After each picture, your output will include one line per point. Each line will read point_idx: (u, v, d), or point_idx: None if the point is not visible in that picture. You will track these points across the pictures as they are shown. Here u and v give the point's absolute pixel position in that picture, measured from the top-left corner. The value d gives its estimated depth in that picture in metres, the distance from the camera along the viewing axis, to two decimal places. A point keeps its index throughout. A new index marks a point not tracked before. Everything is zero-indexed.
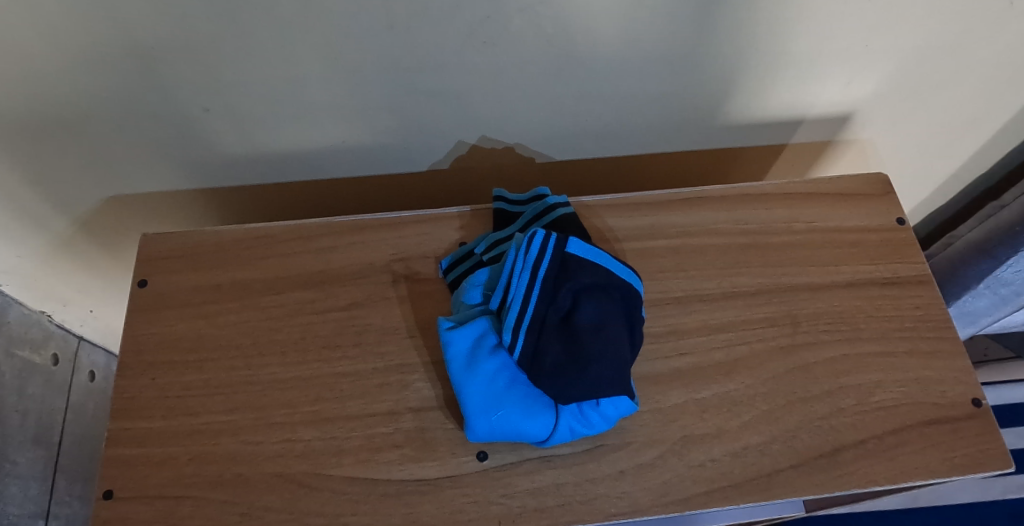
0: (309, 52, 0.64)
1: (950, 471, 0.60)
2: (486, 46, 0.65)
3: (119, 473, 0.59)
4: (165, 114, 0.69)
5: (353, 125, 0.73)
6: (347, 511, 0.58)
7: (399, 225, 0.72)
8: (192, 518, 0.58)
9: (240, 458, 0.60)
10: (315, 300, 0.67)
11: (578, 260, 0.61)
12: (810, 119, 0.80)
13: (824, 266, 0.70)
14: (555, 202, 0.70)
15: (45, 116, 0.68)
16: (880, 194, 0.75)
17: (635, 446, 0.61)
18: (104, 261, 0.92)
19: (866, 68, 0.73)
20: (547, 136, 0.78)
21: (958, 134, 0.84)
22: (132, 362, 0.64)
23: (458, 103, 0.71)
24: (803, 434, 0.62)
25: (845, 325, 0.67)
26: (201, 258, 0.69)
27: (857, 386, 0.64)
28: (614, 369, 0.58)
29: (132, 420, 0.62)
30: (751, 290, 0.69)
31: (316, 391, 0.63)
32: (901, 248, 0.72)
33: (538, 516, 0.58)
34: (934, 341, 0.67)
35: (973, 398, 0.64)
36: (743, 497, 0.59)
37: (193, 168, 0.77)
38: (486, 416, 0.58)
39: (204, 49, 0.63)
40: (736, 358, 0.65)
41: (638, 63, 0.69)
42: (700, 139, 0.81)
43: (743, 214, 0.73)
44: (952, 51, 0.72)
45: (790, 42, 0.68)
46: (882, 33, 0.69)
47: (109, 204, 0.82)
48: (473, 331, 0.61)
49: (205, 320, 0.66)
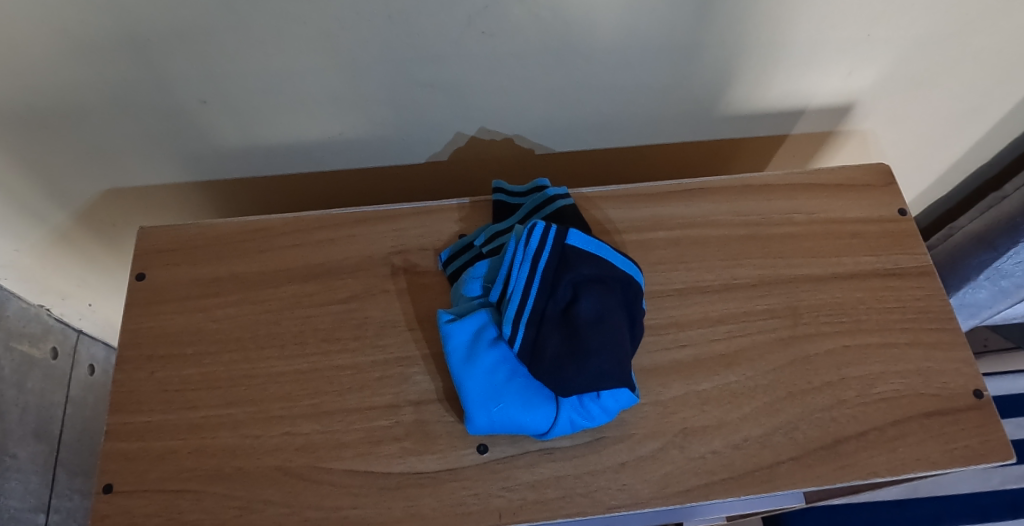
0: (306, 43, 0.63)
1: (951, 462, 0.60)
2: (485, 36, 0.64)
3: (119, 467, 0.59)
4: (162, 107, 0.69)
5: (351, 117, 0.72)
6: (348, 504, 0.58)
7: (399, 217, 0.71)
8: (191, 513, 0.58)
9: (240, 452, 0.60)
10: (314, 293, 0.67)
11: (578, 252, 0.61)
12: (811, 110, 0.79)
13: (826, 257, 0.70)
14: (555, 193, 0.69)
15: (41, 109, 0.68)
16: (882, 185, 0.75)
17: (635, 439, 0.61)
18: (102, 254, 0.92)
19: (869, 58, 0.72)
20: (547, 127, 0.77)
21: (959, 125, 0.84)
22: (132, 355, 0.64)
23: (456, 94, 0.71)
24: (804, 426, 0.62)
25: (846, 317, 0.67)
26: (199, 251, 0.69)
27: (858, 378, 0.64)
28: (615, 361, 0.58)
29: (131, 414, 0.61)
30: (752, 282, 0.68)
31: (315, 385, 0.62)
32: (903, 239, 0.71)
33: (539, 508, 0.58)
34: (935, 332, 0.67)
35: (974, 389, 0.64)
36: (743, 489, 0.59)
37: (191, 161, 0.76)
38: (486, 408, 0.58)
39: (199, 41, 0.62)
40: (737, 350, 0.65)
41: (638, 53, 0.68)
42: (700, 130, 0.81)
43: (744, 205, 0.72)
44: (955, 40, 0.71)
45: (792, 31, 0.68)
46: (884, 23, 0.68)
47: (107, 197, 0.81)
48: (473, 323, 0.60)
49: (204, 313, 0.66)
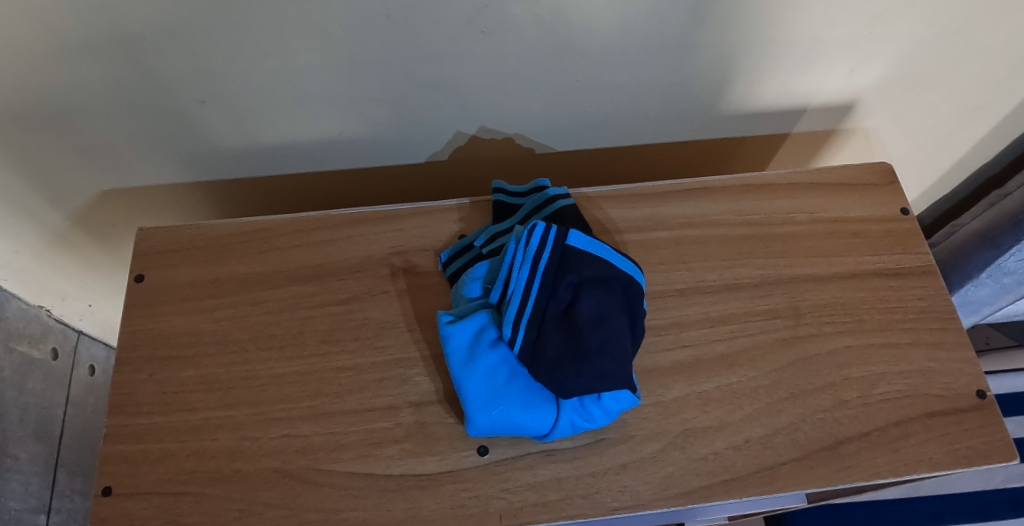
0: (305, 43, 0.63)
1: (954, 463, 0.60)
2: (485, 35, 0.64)
3: (118, 470, 0.59)
4: (160, 107, 0.68)
5: (350, 117, 0.72)
6: (348, 506, 0.58)
7: (398, 217, 0.71)
8: (191, 515, 0.57)
9: (239, 454, 0.60)
10: (313, 294, 0.66)
11: (578, 253, 0.61)
12: (812, 109, 0.79)
13: (828, 257, 0.70)
14: (555, 194, 0.69)
15: (38, 109, 0.68)
16: (884, 184, 0.74)
17: (637, 440, 0.60)
18: (101, 254, 0.92)
19: (871, 56, 0.72)
20: (547, 126, 0.77)
21: (962, 124, 0.84)
22: (131, 357, 0.64)
23: (456, 93, 0.70)
24: (806, 426, 0.61)
25: (848, 316, 0.67)
26: (198, 252, 0.68)
27: (860, 378, 0.64)
28: (616, 362, 0.58)
29: (130, 416, 0.61)
30: (754, 282, 0.68)
31: (315, 386, 0.62)
32: (906, 238, 0.71)
33: (540, 510, 0.58)
34: (938, 332, 0.66)
35: (978, 389, 0.63)
36: (745, 491, 0.59)
37: (190, 161, 0.76)
38: (486, 410, 0.58)
39: (197, 40, 0.62)
40: (738, 350, 0.64)
41: (638, 51, 0.68)
42: (701, 129, 0.80)
43: (745, 204, 0.72)
44: (957, 38, 0.71)
45: (794, 29, 0.67)
46: (886, 21, 0.68)
47: (105, 197, 0.81)
48: (473, 324, 0.60)
49: (203, 315, 0.65)
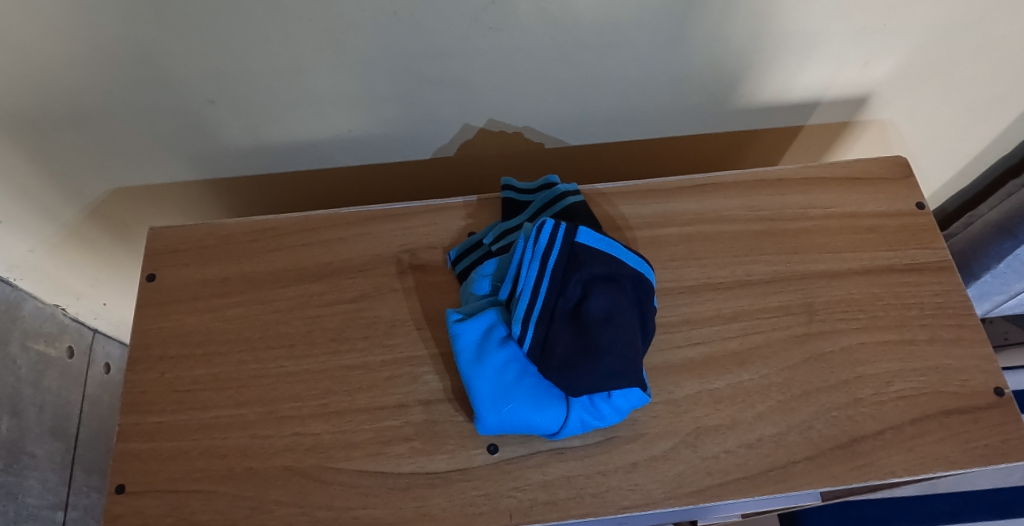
0: (312, 42, 0.63)
1: (972, 462, 0.59)
2: (493, 31, 0.64)
3: (131, 468, 0.59)
4: (170, 108, 0.69)
5: (358, 114, 0.72)
6: (358, 504, 0.58)
7: (407, 215, 0.71)
8: (204, 513, 0.58)
9: (250, 453, 0.60)
10: (323, 292, 0.66)
11: (588, 249, 0.60)
12: (825, 101, 0.78)
13: (842, 252, 0.69)
14: (565, 190, 0.69)
15: (51, 110, 0.68)
16: (900, 178, 0.73)
17: (647, 438, 0.60)
18: (114, 252, 0.92)
19: (886, 47, 0.70)
20: (556, 120, 0.76)
21: (981, 116, 0.82)
22: (143, 355, 0.64)
23: (464, 89, 0.70)
24: (820, 424, 0.61)
25: (862, 313, 0.66)
26: (208, 251, 0.68)
27: (874, 375, 0.63)
28: (625, 359, 0.57)
29: (142, 415, 0.62)
30: (765, 278, 0.67)
31: (325, 384, 0.62)
32: (921, 233, 0.70)
33: (550, 509, 0.58)
34: (955, 329, 0.65)
35: (996, 386, 0.63)
36: (757, 490, 0.58)
37: (200, 161, 0.77)
38: (496, 408, 0.58)
39: (206, 41, 0.62)
40: (750, 348, 0.64)
41: (647, 44, 0.67)
42: (712, 122, 0.79)
43: (757, 200, 0.71)
44: (975, 28, 0.69)
45: (804, 22, 0.66)
46: (901, 13, 0.66)
47: (117, 195, 0.81)
48: (481, 323, 0.60)
49: (213, 314, 0.66)
